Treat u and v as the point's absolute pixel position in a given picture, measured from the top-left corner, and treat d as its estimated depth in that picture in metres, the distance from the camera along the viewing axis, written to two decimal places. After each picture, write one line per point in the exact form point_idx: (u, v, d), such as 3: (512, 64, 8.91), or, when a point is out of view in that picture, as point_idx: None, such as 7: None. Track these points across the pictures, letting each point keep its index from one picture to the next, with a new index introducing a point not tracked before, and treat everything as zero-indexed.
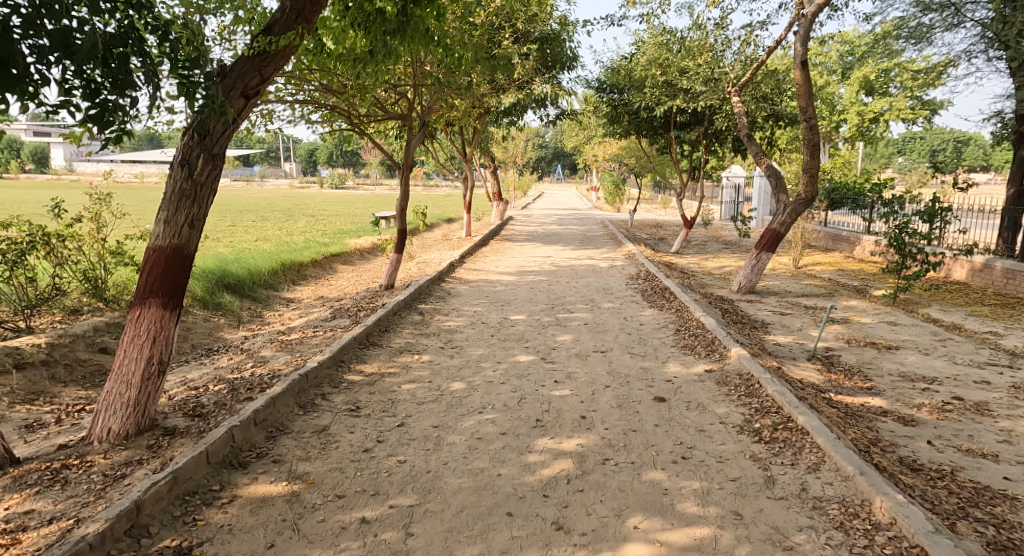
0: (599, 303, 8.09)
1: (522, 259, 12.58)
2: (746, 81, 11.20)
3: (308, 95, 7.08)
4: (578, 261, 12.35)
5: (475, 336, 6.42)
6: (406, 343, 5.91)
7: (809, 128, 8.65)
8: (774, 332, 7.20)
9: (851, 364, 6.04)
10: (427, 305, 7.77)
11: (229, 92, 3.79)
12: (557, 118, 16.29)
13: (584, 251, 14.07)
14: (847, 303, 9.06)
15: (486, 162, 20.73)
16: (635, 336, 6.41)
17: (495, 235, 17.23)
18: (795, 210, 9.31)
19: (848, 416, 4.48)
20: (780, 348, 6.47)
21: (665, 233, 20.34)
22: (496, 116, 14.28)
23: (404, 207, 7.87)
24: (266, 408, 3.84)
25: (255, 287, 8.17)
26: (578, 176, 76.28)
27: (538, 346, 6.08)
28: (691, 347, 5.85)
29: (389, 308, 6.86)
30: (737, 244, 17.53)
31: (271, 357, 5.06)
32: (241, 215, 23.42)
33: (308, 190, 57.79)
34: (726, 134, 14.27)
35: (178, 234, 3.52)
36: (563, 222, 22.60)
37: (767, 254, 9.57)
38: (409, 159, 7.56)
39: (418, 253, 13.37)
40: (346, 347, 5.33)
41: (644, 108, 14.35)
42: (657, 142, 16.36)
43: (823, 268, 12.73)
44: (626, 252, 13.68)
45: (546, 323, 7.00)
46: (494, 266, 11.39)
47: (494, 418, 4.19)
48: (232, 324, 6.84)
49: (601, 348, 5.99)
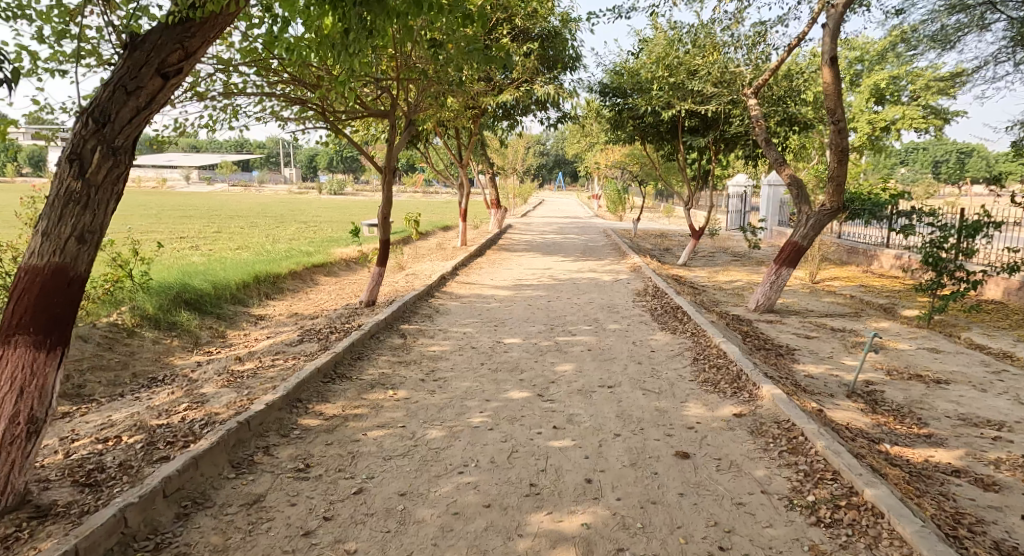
0: (602, 325, 7.24)
1: (519, 271, 11.74)
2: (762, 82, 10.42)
3: (277, 88, 6.29)
4: (579, 274, 11.52)
5: (462, 365, 5.57)
6: (380, 374, 5.06)
7: (837, 131, 7.84)
8: (802, 361, 6.36)
9: (899, 403, 5.20)
10: (410, 325, 6.94)
11: (139, 68, 2.92)
12: (557, 122, 15.51)
13: (586, 262, 13.23)
14: (877, 325, 8.23)
15: (484, 168, 19.94)
16: (645, 367, 5.58)
17: (492, 245, 16.42)
18: (819, 222, 8.49)
19: (915, 479, 3.64)
20: (813, 381, 5.63)
21: (670, 244, 19.49)
22: (493, 118, 13.50)
23: (386, 215, 7.06)
24: (182, 473, 3.00)
25: (220, 303, 7.33)
26: (579, 184, 75.50)
27: (534, 378, 5.24)
28: (713, 382, 5.01)
29: (365, 331, 6.01)
30: (746, 256, 16.71)
31: (212, 394, 4.21)
32: (230, 220, 22.64)
33: (306, 196, 57.05)
34: (736, 140, 13.49)
35: (61, 250, 2.70)
36: (563, 230, 21.76)
37: (787, 270, 8.75)
38: (393, 162, 6.77)
39: (409, 264, 12.55)
40: (305, 381, 4.48)
41: (650, 113, 13.57)
42: (663, 148, 15.58)
43: (842, 284, 11.90)
44: (630, 264, 12.86)
45: (544, 349, 6.15)
46: (489, 278, 10.56)
47: (478, 483, 3.35)
48: (185, 347, 6.00)
49: (608, 383, 5.14)
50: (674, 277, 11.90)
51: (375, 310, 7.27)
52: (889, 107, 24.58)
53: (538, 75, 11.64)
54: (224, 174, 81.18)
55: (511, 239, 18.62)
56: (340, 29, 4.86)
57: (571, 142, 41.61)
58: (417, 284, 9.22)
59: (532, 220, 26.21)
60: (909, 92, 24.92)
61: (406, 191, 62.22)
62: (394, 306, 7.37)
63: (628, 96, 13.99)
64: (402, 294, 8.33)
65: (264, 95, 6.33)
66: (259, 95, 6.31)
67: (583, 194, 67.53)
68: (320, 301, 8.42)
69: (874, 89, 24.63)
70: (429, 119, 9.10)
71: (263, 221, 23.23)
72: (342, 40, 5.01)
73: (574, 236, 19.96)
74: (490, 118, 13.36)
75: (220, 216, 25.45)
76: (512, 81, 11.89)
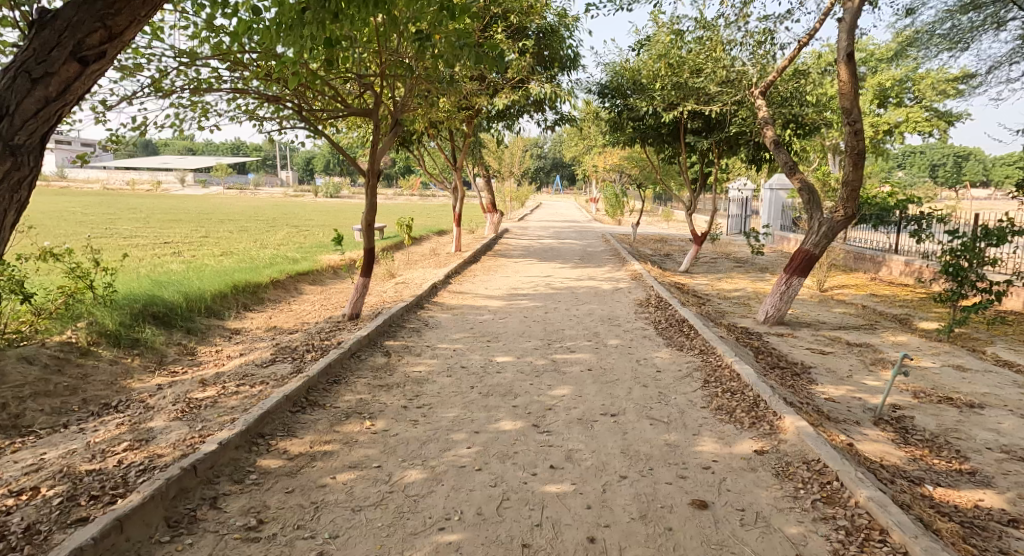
0: (603, 340, 6.74)
1: (515, 279, 11.23)
2: (770, 82, 9.95)
3: (249, 85, 5.79)
4: (577, 282, 11.00)
5: (450, 389, 5.06)
6: (358, 402, 4.55)
7: (853, 133, 7.35)
8: (820, 382, 5.86)
9: (932, 432, 4.71)
10: (396, 341, 6.42)
11: (48, 53, 2.40)
12: (555, 123, 15.04)
13: (584, 270, 12.73)
14: (894, 338, 7.75)
15: (480, 172, 19.47)
16: (652, 390, 5.08)
17: (488, 250, 15.94)
18: (833, 229, 8.00)
19: (969, 534, 3.15)
20: (835, 406, 5.13)
21: (670, 249, 18.99)
22: (489, 119, 13.03)
23: (370, 223, 6.55)
24: (98, 542, 2.50)
25: (192, 316, 6.82)
26: (577, 187, 75.07)
27: (529, 405, 4.73)
28: (728, 410, 4.51)
29: (344, 351, 5.50)
30: (749, 262, 16.25)
31: (161, 429, 3.69)
32: (219, 225, 22.11)
33: (301, 199, 56.64)
34: (739, 142, 13.02)
35: None
36: (561, 235, 21.25)
37: (798, 279, 8.26)
38: (376, 164, 6.25)
39: (401, 271, 12.06)
40: (269, 412, 3.97)
41: (651, 114, 13.12)
42: (663, 151, 15.12)
43: (851, 292, 11.43)
44: (631, 271, 12.40)
45: (540, 369, 5.65)
46: (483, 287, 10.07)
47: (460, 543, 2.84)
48: (148, 366, 5.48)
49: (611, 410, 4.64)
50: (677, 286, 11.40)
51: (358, 324, 6.75)
52: (892, 110, 24.18)
53: (535, 74, 11.16)
54: (219, 177, 80.58)
55: (507, 244, 18.11)
56: (310, 14, 4.34)
57: (569, 145, 41.16)
58: (407, 294, 8.70)
59: (529, 225, 25.75)
60: (912, 95, 24.49)
61: (402, 194, 61.68)
62: (379, 320, 6.86)
63: (627, 96, 13.51)
64: (389, 305, 7.82)
65: (235, 91, 5.83)
66: (230, 91, 5.81)
67: (581, 197, 67.07)
68: (303, 314, 7.90)
69: (877, 91, 24.19)
70: (419, 119, 8.60)
71: (254, 225, 22.69)
72: (302, 19, 4.46)
73: (572, 241, 19.45)
74: (485, 119, 12.87)
75: (210, 220, 24.89)
76: (508, 81, 11.41)
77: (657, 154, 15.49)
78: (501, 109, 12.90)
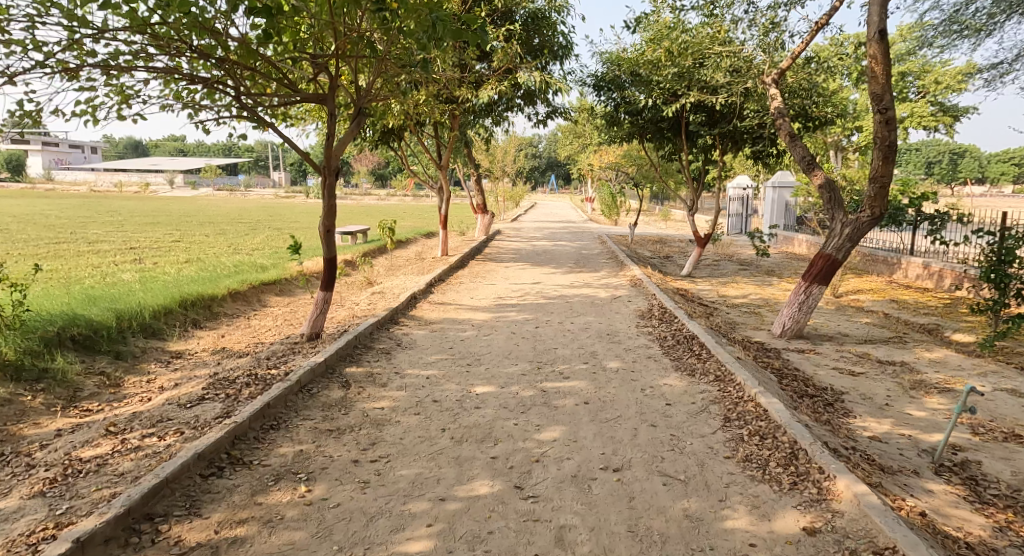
0: (601, 364, 5.82)
1: (504, 287, 10.33)
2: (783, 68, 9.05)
3: (175, 66, 4.90)
4: (572, 290, 10.10)
5: (416, 433, 4.14)
6: (295, 457, 3.64)
7: (884, 122, 6.46)
8: (859, 413, 4.96)
9: (1009, 484, 3.81)
10: (361, 366, 5.50)
11: None
12: (547, 118, 14.17)
13: (580, 276, 11.83)
14: (930, 353, 6.87)
15: (470, 171, 18.59)
16: (662, 432, 4.18)
17: (477, 253, 15.06)
18: (857, 231, 7.11)
19: None
20: (884, 446, 4.23)
21: (669, 251, 18.15)
22: (475, 113, 12.14)
23: (329, 228, 5.64)
24: None
25: (123, 339, 5.89)
26: (572, 187, 74.24)
27: (512, 456, 3.82)
28: (759, 462, 3.61)
29: (291, 384, 4.58)
30: (752, 264, 15.41)
31: (12, 513, 2.80)
32: (198, 228, 21.13)
33: (292, 201, 55.80)
34: (744, 137, 12.15)
35: None
36: (555, 236, 20.36)
37: (819, 288, 7.40)
38: (332, 157, 5.35)
39: (381, 279, 11.16)
40: (168, 481, 3.05)
41: (648, 108, 12.29)
42: (662, 148, 14.28)
43: (869, 298, 10.58)
44: (629, 276, 11.53)
45: (527, 404, 4.74)
46: (469, 297, 9.17)
47: None
48: (52, 404, 4.56)
49: (613, 462, 3.74)
50: (680, 292, 10.52)
51: (319, 345, 5.83)
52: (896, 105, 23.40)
53: (524, 64, 10.26)
54: (208, 179, 79.32)
55: (498, 247, 17.20)
56: None
57: (563, 143, 40.23)
58: (382, 307, 7.77)
59: (523, 225, 24.90)
60: (916, 89, 23.62)
61: (394, 195, 60.69)
62: (343, 340, 5.94)
63: (624, 89, 12.61)
64: (359, 322, 6.90)
65: (168, 78, 5.02)
66: (161, 78, 4.99)
67: (577, 196, 66.15)
68: (261, 332, 6.98)
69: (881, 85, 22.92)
70: (390, 108, 7.67)
71: (233, 228, 21.74)
72: None
73: (566, 243, 18.55)
74: (470, 114, 11.95)
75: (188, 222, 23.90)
76: (494, 71, 10.53)
77: (655, 150, 14.61)
78: (488, 102, 11.97)
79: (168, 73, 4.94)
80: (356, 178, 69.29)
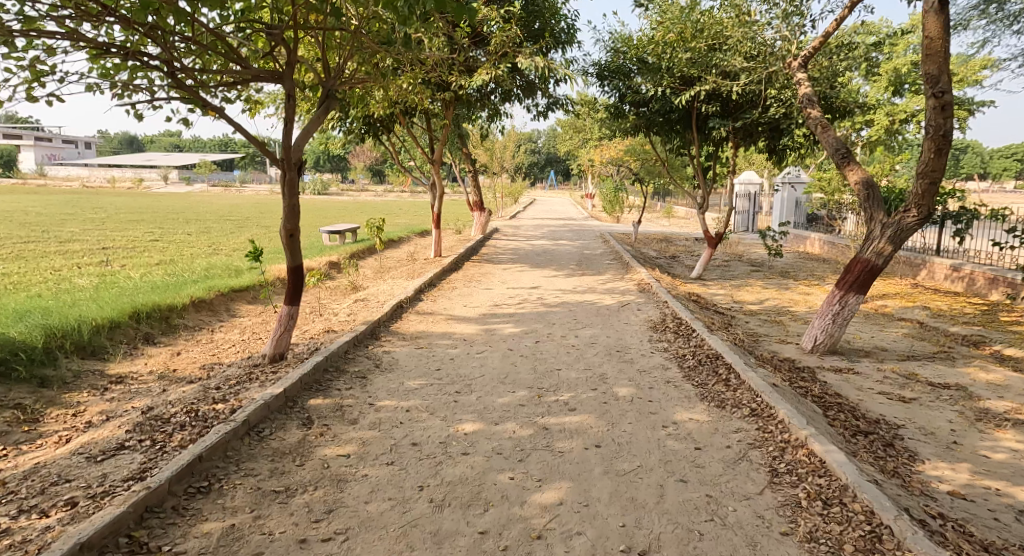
0: (612, 392, 4.97)
1: (501, 293, 9.48)
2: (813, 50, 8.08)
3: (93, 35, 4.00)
4: (575, 297, 9.24)
5: (386, 494, 3.28)
6: (222, 537, 2.79)
7: (938, 109, 5.64)
8: (927, 456, 4.11)
9: None
10: (328, 396, 4.64)
11: None
12: (547, 110, 13.31)
13: (583, 279, 10.98)
14: (985, 372, 6.03)
15: (467, 167, 17.78)
16: (695, 492, 3.33)
17: (473, 254, 14.24)
18: (900, 233, 6.24)
19: None
20: (972, 505, 3.39)
21: (675, 251, 17.35)
22: (470, 103, 11.28)
23: (289, 233, 4.77)
24: None
25: (53, 362, 5.04)
26: (571, 182, 73.32)
27: (505, 530, 2.97)
28: (829, 546, 2.77)
29: (235, 426, 3.72)
30: (764, 265, 14.60)
31: None
32: (183, 226, 20.27)
33: (287, 197, 54.95)
34: (758, 129, 11.30)
35: None
36: (555, 235, 19.54)
37: (855, 297, 6.58)
38: (290, 146, 4.50)
39: (368, 283, 10.34)
40: None
41: (656, 98, 11.44)
42: (670, 141, 13.44)
43: (896, 304, 9.76)
44: (636, 280, 10.71)
45: (526, 448, 3.89)
46: (462, 305, 8.32)
47: None
48: None
49: (637, 541, 2.88)
50: (693, 297, 9.68)
51: (282, 368, 4.98)
52: (909, 98, 22.48)
53: (524, 47, 9.42)
54: (203, 175, 78.30)
55: (495, 246, 16.34)
56: None
57: (563, 138, 39.34)
58: (362, 319, 6.90)
59: (521, 223, 24.09)
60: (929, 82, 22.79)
61: (392, 192, 59.81)
62: (310, 362, 5.08)
63: (630, 77, 11.75)
64: (334, 338, 6.04)
65: (96, 54, 4.31)
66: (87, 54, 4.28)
67: (577, 192, 65.22)
68: (222, 349, 6.12)
69: (891, 77, 21.89)
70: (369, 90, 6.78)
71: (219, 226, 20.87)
72: None
73: (567, 242, 17.69)
74: (464, 103, 11.09)
75: (173, 220, 23.05)
76: (490, 56, 9.66)
77: (663, 144, 13.75)
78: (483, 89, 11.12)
79: (93, 48, 4.22)
80: (353, 173, 68.40)
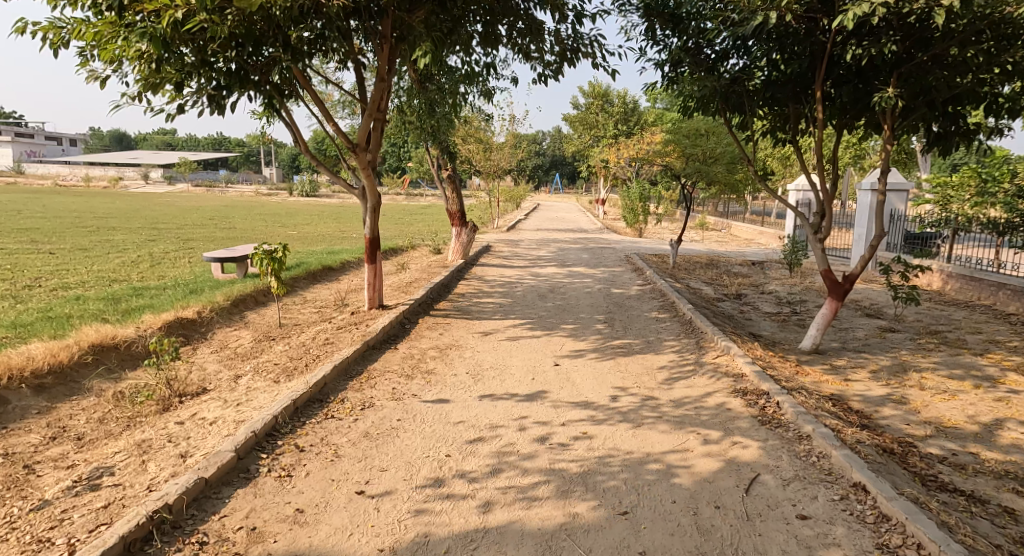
0: None
1: (463, 432, 4.46)
2: None
3: None
4: (623, 449, 4.20)
5: None
6: None
7: None
8: None
9: None
10: None
11: None
12: (555, 72, 8.35)
13: (625, 374, 5.96)
14: None
15: (447, 162, 12.98)
16: None
17: (440, 297, 9.27)
18: None
19: None
20: None
21: (736, 287, 12.40)
22: (436, 22, 6.39)
23: None
24: None
25: None
26: (578, 187, 68.67)
27: None
28: None
29: None
30: (889, 319, 9.63)
31: None
32: (76, 240, 15.27)
33: (267, 199, 50.17)
34: (943, 89, 6.42)
35: None
36: (567, 257, 14.62)
37: None
38: None
39: (205, 384, 5.28)
40: None
41: (761, 26, 6.68)
42: (754, 120, 8.51)
43: None
44: (729, 379, 5.68)
45: None
46: (351, 510, 3.30)
47: None
48: None
49: None
50: (866, 431, 4.61)
51: None
52: None
53: None
54: (183, 176, 72.98)
55: (482, 278, 11.37)
56: None
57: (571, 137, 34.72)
58: None
59: (523, 237, 19.20)
60: None
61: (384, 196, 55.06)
62: None
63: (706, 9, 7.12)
64: None
65: None
66: None
67: (587, 197, 60.36)
68: None
69: None
70: None
71: (123, 240, 15.95)
72: None
73: (583, 269, 12.66)
74: (423, 23, 6.33)
75: (78, 229, 18.10)
76: None
77: (739, 128, 8.78)
78: None
79: None
80: None
